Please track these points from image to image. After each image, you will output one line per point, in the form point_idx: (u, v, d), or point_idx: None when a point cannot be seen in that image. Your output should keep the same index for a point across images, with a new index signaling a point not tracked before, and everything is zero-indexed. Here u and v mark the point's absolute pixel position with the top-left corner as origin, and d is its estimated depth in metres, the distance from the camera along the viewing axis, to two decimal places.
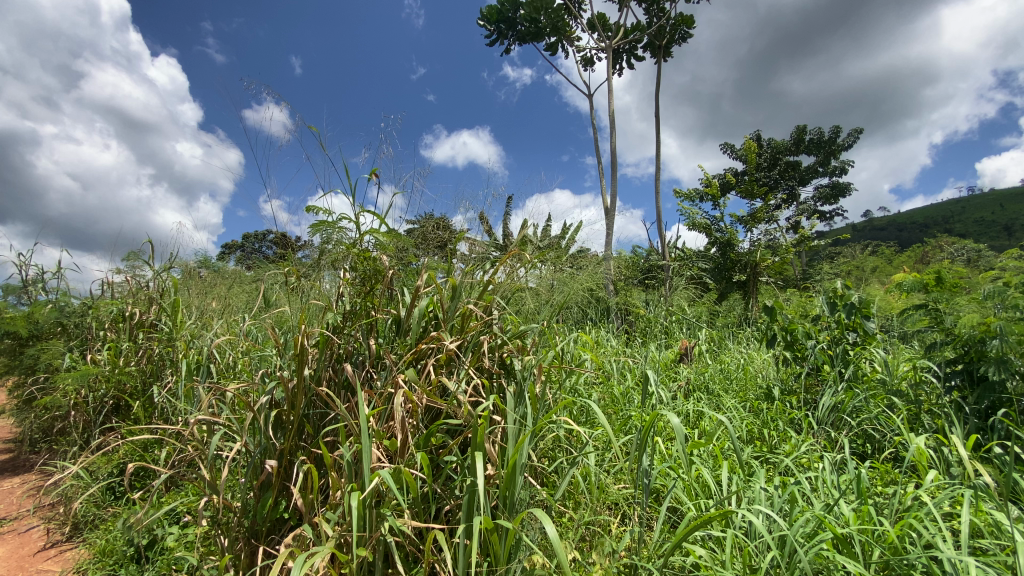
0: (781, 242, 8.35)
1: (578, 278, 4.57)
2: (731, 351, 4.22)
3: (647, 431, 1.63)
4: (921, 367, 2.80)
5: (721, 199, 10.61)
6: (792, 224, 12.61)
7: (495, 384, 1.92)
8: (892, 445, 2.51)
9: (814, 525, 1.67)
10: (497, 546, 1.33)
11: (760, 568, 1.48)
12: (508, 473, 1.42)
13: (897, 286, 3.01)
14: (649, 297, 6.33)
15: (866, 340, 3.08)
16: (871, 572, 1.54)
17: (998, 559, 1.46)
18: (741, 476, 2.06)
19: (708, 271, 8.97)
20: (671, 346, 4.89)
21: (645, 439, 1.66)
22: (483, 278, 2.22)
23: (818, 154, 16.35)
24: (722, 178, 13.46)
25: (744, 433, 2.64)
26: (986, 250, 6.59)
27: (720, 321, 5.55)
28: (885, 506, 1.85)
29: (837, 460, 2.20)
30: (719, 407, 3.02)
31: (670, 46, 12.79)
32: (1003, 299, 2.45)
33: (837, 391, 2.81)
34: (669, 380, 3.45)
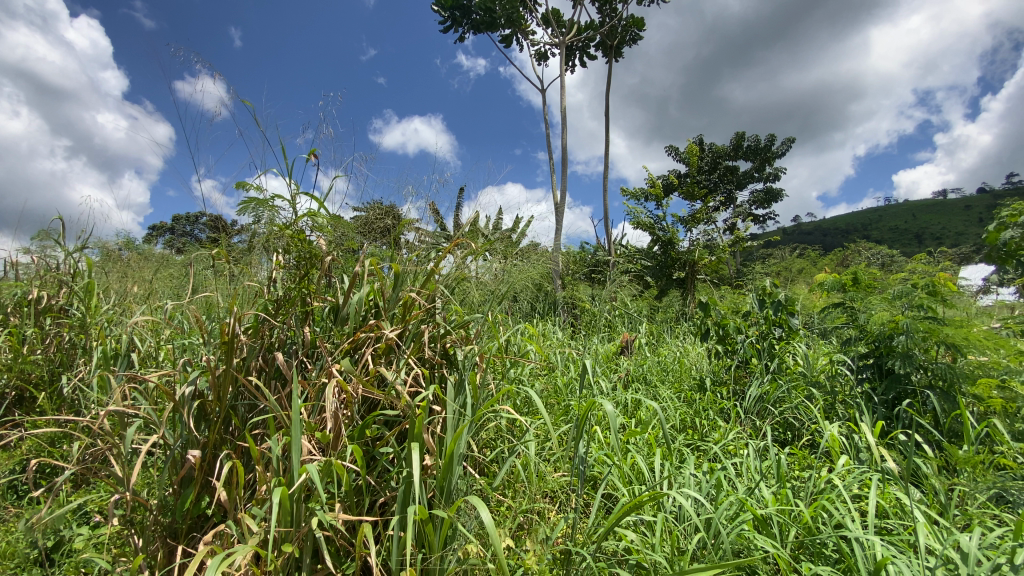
0: (718, 242, 8.78)
1: (526, 270, 4.60)
2: (669, 345, 4.38)
3: (585, 420, 1.66)
4: (837, 361, 3.02)
5: (664, 198, 10.99)
6: (728, 225, 13.28)
7: (436, 374, 1.89)
8: (809, 432, 2.71)
9: (737, 508, 1.77)
10: (431, 536, 1.32)
11: (687, 551, 1.55)
12: (445, 464, 1.40)
13: (819, 286, 3.24)
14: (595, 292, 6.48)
15: (790, 335, 3.29)
16: (786, 550, 1.64)
17: (899, 538, 1.59)
18: (673, 463, 2.15)
19: (651, 268, 9.28)
20: (613, 340, 5.02)
21: (583, 428, 1.69)
22: (427, 266, 2.18)
23: (753, 160, 17.24)
24: (666, 178, 13.93)
25: (678, 423, 2.76)
26: (896, 256, 7.19)
27: (660, 315, 5.77)
28: (802, 489, 1.99)
29: (760, 447, 2.34)
30: (656, 397, 3.13)
31: (622, 46, 13.02)
32: (910, 299, 2.67)
33: (763, 382, 2.99)
34: (610, 371, 3.55)
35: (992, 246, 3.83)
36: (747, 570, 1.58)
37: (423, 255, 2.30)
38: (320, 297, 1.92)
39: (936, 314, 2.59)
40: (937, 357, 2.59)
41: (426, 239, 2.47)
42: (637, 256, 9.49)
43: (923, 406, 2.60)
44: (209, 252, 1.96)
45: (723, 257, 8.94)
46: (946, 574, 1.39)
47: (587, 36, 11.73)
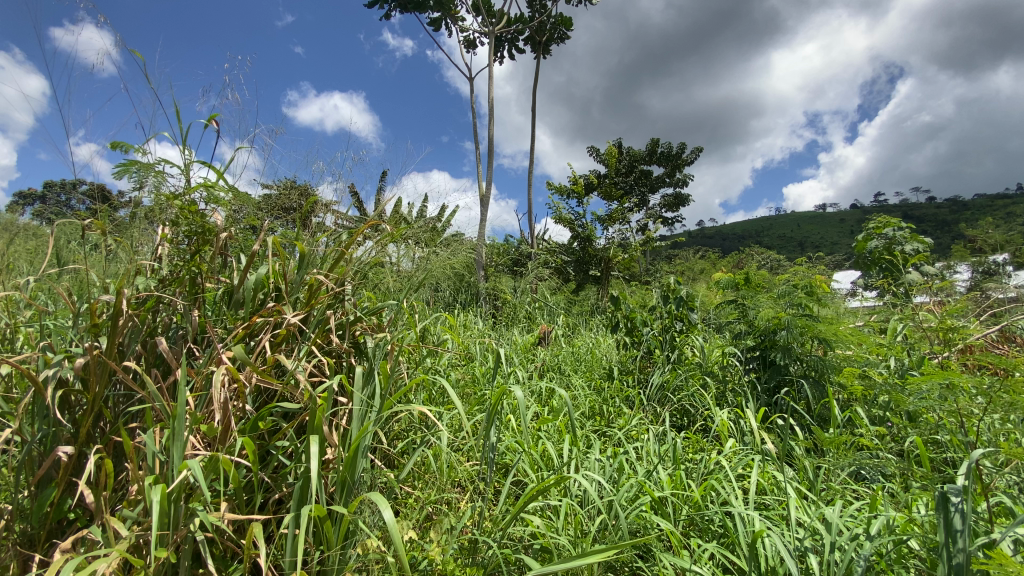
0: (631, 241, 9.20)
1: (446, 260, 4.55)
2: (583, 337, 4.53)
3: (496, 407, 1.66)
4: (729, 353, 3.29)
5: (584, 195, 11.33)
6: (642, 225, 13.96)
7: (343, 363, 1.80)
8: (703, 417, 2.92)
9: (636, 490, 1.86)
10: (329, 534, 1.26)
11: (589, 533, 1.61)
12: (348, 458, 1.34)
13: (716, 285, 3.53)
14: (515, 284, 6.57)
15: (690, 329, 3.54)
16: (678, 527, 1.76)
17: (774, 513, 1.76)
18: (581, 449, 2.22)
19: (569, 263, 9.57)
20: (531, 331, 5.10)
21: (494, 416, 1.68)
22: (338, 248, 2.06)
23: (666, 165, 18.29)
24: (587, 177, 14.40)
25: (587, 410, 2.87)
26: (784, 261, 7.96)
27: (577, 308, 5.95)
28: (694, 470, 2.14)
29: (659, 432, 2.49)
30: (569, 386, 3.23)
31: (549, 44, 13.21)
32: (791, 298, 2.97)
33: (664, 371, 3.20)
34: (526, 361, 3.61)
35: (859, 253, 4.35)
36: (642, 549, 1.67)
37: (334, 237, 2.18)
38: (214, 277, 1.76)
39: (812, 312, 2.90)
40: (811, 350, 2.89)
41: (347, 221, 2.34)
42: (557, 250, 9.71)
43: (799, 393, 2.90)
44: (79, 221, 1.72)
45: (637, 254, 9.40)
46: (812, 543, 1.55)
47: (516, 28, 11.74)
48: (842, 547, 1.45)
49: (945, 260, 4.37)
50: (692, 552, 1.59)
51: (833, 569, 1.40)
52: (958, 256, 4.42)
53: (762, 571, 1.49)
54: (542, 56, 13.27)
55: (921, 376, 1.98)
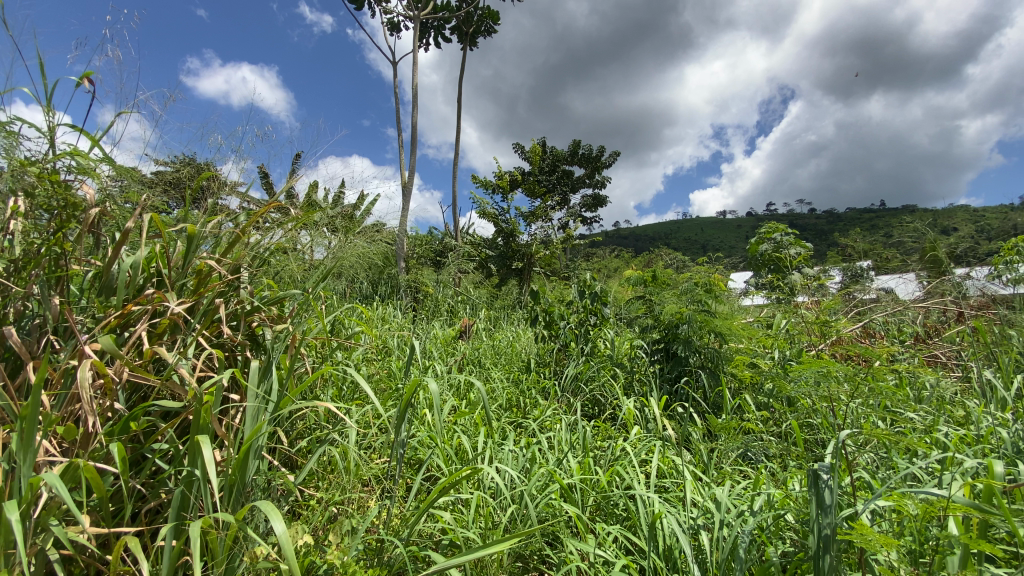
0: (553, 237, 9.39)
1: (364, 250, 4.38)
2: (503, 331, 4.56)
3: (406, 403, 1.57)
4: (637, 345, 3.46)
5: (508, 190, 11.40)
6: (563, 224, 14.34)
7: (238, 356, 1.66)
8: (612, 406, 3.04)
9: (547, 480, 1.89)
10: (214, 546, 1.16)
11: (499, 525, 1.61)
12: (239, 461, 1.24)
13: (627, 281, 3.71)
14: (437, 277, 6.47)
15: (603, 322, 3.67)
16: (586, 513, 1.82)
17: (674, 495, 1.87)
18: (495, 441, 2.23)
19: (492, 257, 9.60)
20: (451, 325, 5.04)
21: (404, 412, 1.59)
22: (233, 232, 1.89)
23: (586, 166, 18.88)
24: (511, 173, 14.49)
25: (503, 402, 2.89)
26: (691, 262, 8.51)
27: (498, 302, 5.98)
28: (602, 457, 2.23)
29: (571, 422, 2.56)
30: (487, 379, 3.24)
31: (477, 36, 13.11)
32: (692, 295, 3.17)
33: (578, 363, 3.31)
34: (446, 355, 3.57)
35: (752, 255, 4.76)
36: (550, 536, 1.70)
37: (231, 218, 2.00)
38: (80, 258, 1.54)
39: (710, 307, 3.12)
40: (709, 342, 3.12)
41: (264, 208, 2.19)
42: (480, 244, 9.69)
43: (697, 383, 3.12)
44: None
45: (557, 251, 9.63)
46: (704, 521, 1.66)
47: (442, 16, 11.52)
48: (730, 523, 1.57)
49: (822, 263, 4.91)
50: (597, 536, 1.64)
51: (721, 544, 1.50)
52: (833, 261, 4.99)
53: (660, 551, 1.57)
54: (468, 48, 13.14)
55: (797, 365, 2.21)
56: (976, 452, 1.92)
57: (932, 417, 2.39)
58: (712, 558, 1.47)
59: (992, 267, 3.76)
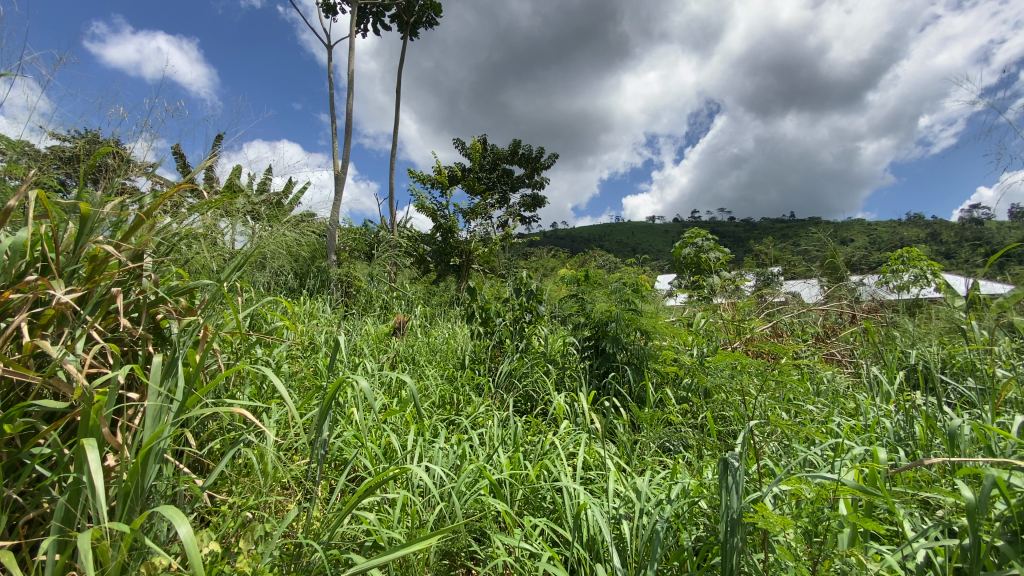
0: (492, 235, 9.40)
1: (292, 240, 4.17)
2: (439, 327, 4.52)
3: (329, 399, 1.46)
4: (568, 342, 3.55)
5: (447, 185, 11.27)
6: (503, 222, 14.40)
7: (138, 351, 1.52)
8: (544, 402, 3.10)
9: (476, 475, 1.89)
10: (105, 558, 1.06)
11: (425, 523, 1.59)
12: (137, 465, 1.14)
13: (561, 280, 3.79)
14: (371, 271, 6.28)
15: (537, 320, 3.73)
16: (514, 507, 1.83)
17: (600, 485, 1.94)
18: (425, 438, 2.20)
19: (429, 253, 9.46)
20: (385, 321, 4.92)
21: (326, 410, 1.48)
22: (136, 215, 1.73)
23: (525, 165, 19.04)
24: (451, 169, 14.34)
25: (436, 399, 2.85)
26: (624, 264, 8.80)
27: (435, 298, 5.90)
28: (532, 451, 2.26)
29: (502, 417, 2.58)
30: (420, 377, 3.19)
31: (418, 26, 12.84)
32: (621, 295, 3.29)
33: (512, 359, 3.33)
34: (378, 351, 3.49)
35: (677, 258, 5.02)
36: (477, 532, 1.70)
37: (134, 200, 1.82)
38: None
39: (637, 307, 3.25)
40: (635, 340, 3.26)
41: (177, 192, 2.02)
42: (417, 239, 9.52)
43: (624, 378, 3.24)
44: None
45: (496, 249, 9.65)
46: (626, 511, 1.73)
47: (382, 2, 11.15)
48: (649, 511, 1.65)
49: (739, 268, 5.27)
50: (523, 529, 1.66)
51: (640, 532, 1.57)
52: (749, 265, 5.37)
53: (585, 541, 1.62)
54: (409, 38, 12.84)
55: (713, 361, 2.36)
56: (864, 439, 2.14)
57: (828, 409, 2.63)
58: (632, 546, 1.53)
59: (880, 275, 4.20)
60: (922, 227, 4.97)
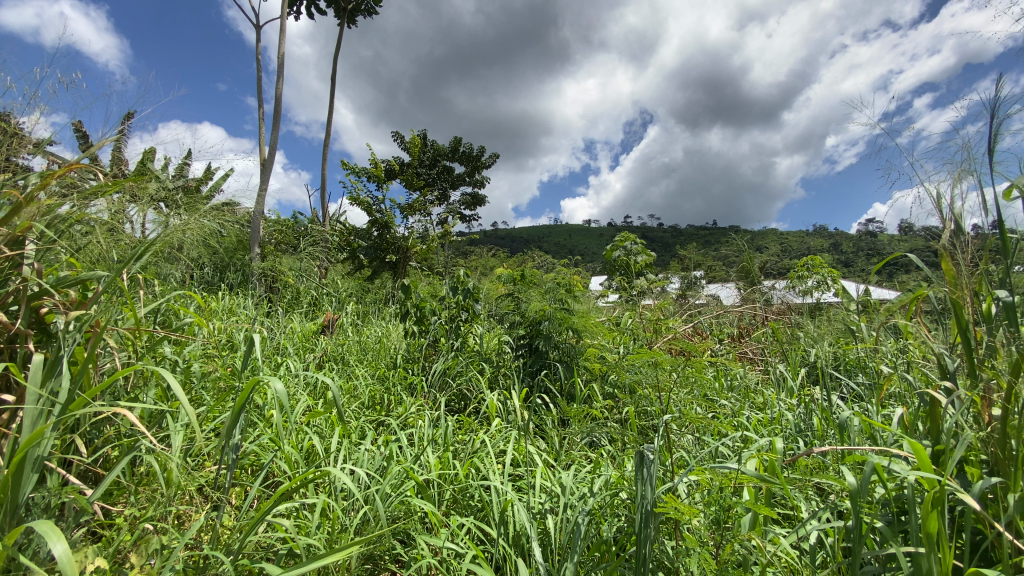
0: (430, 232, 9.27)
1: (211, 231, 3.88)
2: (371, 325, 4.39)
3: (242, 400, 1.35)
4: (503, 340, 3.56)
5: (384, 179, 10.97)
6: (441, 219, 14.22)
7: (15, 349, 1.35)
8: (476, 400, 3.09)
9: (402, 476, 1.84)
10: None
11: (346, 528, 1.53)
12: (8, 477, 1.01)
13: (497, 278, 3.81)
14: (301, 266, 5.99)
15: (473, 318, 3.72)
16: (441, 508, 1.81)
17: (528, 481, 1.96)
18: (351, 440, 2.13)
19: (363, 248, 9.16)
20: (314, 318, 4.71)
21: (238, 413, 1.37)
22: (18, 194, 1.54)
23: (464, 163, 18.93)
24: (388, 163, 13.97)
25: (365, 400, 2.76)
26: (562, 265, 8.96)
27: (368, 295, 5.72)
28: (462, 450, 2.24)
29: (434, 417, 2.54)
30: (349, 377, 3.08)
31: (356, 14, 12.40)
32: (555, 294, 3.35)
33: (447, 358, 3.31)
34: (303, 351, 3.33)
35: (609, 260, 5.18)
36: (402, 534, 1.67)
37: (16, 177, 1.62)
38: None
39: (569, 307, 3.33)
40: (567, 338, 3.33)
41: (74, 171, 1.82)
42: (350, 233, 9.19)
43: (555, 376, 3.31)
44: None
45: (433, 246, 9.51)
46: (551, 505, 1.76)
47: None
48: (574, 505, 1.69)
49: (667, 271, 5.53)
50: (449, 529, 1.65)
51: (564, 526, 1.61)
52: (675, 269, 5.65)
53: (510, 537, 1.63)
54: (346, 25, 12.39)
55: (635, 359, 2.47)
56: (770, 431, 2.31)
57: (740, 403, 2.83)
58: (555, 539, 1.57)
59: (788, 279, 4.57)
60: (826, 238, 5.45)
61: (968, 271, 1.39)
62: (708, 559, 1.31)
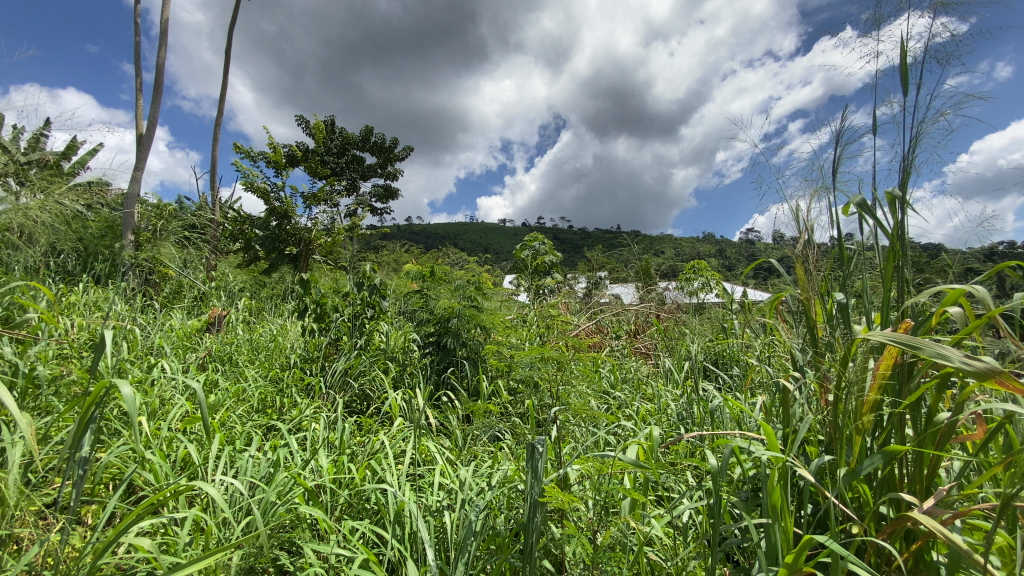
0: (336, 224, 8.83)
1: (70, 214, 3.38)
2: (266, 323, 4.09)
3: (88, 408, 1.19)
4: (410, 338, 3.50)
5: (285, 166, 10.27)
6: (350, 212, 13.61)
7: None
8: (379, 400, 2.99)
9: (290, 482, 1.74)
10: None
11: (222, 543, 1.41)
12: None
13: (405, 275, 3.73)
14: (186, 257, 5.41)
15: (379, 316, 3.62)
16: (333, 513, 1.74)
17: (426, 480, 1.94)
18: (235, 447, 1.97)
19: (258, 239, 8.49)
20: (199, 314, 4.28)
21: (84, 423, 1.21)
22: None
23: (374, 154, 18.26)
24: (290, 149, 13.09)
25: (254, 403, 2.56)
26: (475, 263, 8.95)
27: (264, 291, 5.32)
28: (360, 452, 2.17)
29: (329, 419, 2.42)
30: (237, 379, 2.84)
31: None
32: (464, 292, 3.36)
33: (349, 357, 3.18)
34: (184, 351, 3.01)
35: (518, 259, 5.27)
36: (287, 544, 1.57)
37: None
38: None
39: (477, 304, 3.35)
40: (474, 335, 3.34)
41: None
42: (244, 222, 8.48)
43: (461, 373, 3.31)
44: None
45: (338, 239, 9.06)
46: (448, 502, 1.76)
47: None
48: (470, 500, 1.70)
49: (574, 271, 5.78)
50: (340, 535, 1.58)
51: (458, 522, 1.62)
52: (582, 269, 5.89)
53: (404, 538, 1.61)
54: None
55: (524, 355, 2.54)
56: (658, 422, 2.49)
57: (633, 395, 3.02)
58: (450, 536, 1.57)
59: (679, 282, 4.95)
60: (714, 244, 5.98)
61: (814, 277, 1.59)
62: (588, 543, 1.39)
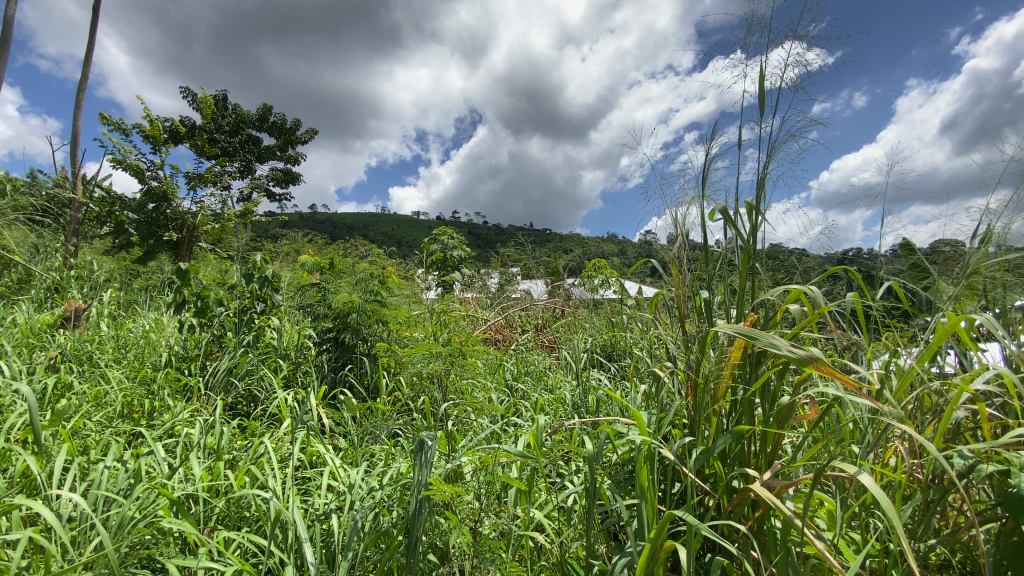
0: (225, 210, 8.07)
1: None
2: (137, 317, 3.65)
3: None
4: (305, 334, 3.30)
5: (164, 142, 9.20)
6: (243, 197, 12.55)
7: None
8: (267, 401, 2.80)
9: (156, 493, 1.58)
10: None
11: (62, 566, 1.25)
12: None
13: (302, 267, 3.51)
14: (36, 241, 4.65)
15: (271, 310, 3.38)
16: (207, 523, 1.60)
17: (316, 483, 1.85)
18: (89, 458, 1.74)
19: (129, 223, 7.53)
20: (51, 307, 3.71)
21: None
22: None
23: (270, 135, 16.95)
24: (172, 124, 11.76)
25: (113, 410, 2.26)
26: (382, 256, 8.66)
27: (136, 282, 4.73)
28: (242, 457, 2.01)
29: (204, 425, 2.21)
30: (95, 380, 2.51)
31: None
32: (366, 286, 3.23)
33: (234, 355, 2.93)
34: (26, 350, 2.60)
35: (425, 253, 5.18)
36: (147, 561, 1.43)
37: None
38: None
39: (379, 298, 3.24)
40: (376, 331, 3.23)
41: None
42: (113, 203, 7.47)
43: (360, 371, 3.19)
44: None
45: (227, 226, 8.29)
46: (338, 504, 1.70)
47: None
48: (360, 500, 1.65)
49: (483, 266, 5.81)
50: (212, 547, 1.47)
51: (347, 524, 1.56)
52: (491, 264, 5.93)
53: (287, 544, 1.53)
54: None
55: (413, 351, 2.50)
56: (556, 413, 2.59)
57: (534, 388, 3.11)
58: (337, 539, 1.52)
59: (582, 279, 5.16)
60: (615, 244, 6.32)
61: (685, 277, 1.75)
62: (469, 533, 1.41)
